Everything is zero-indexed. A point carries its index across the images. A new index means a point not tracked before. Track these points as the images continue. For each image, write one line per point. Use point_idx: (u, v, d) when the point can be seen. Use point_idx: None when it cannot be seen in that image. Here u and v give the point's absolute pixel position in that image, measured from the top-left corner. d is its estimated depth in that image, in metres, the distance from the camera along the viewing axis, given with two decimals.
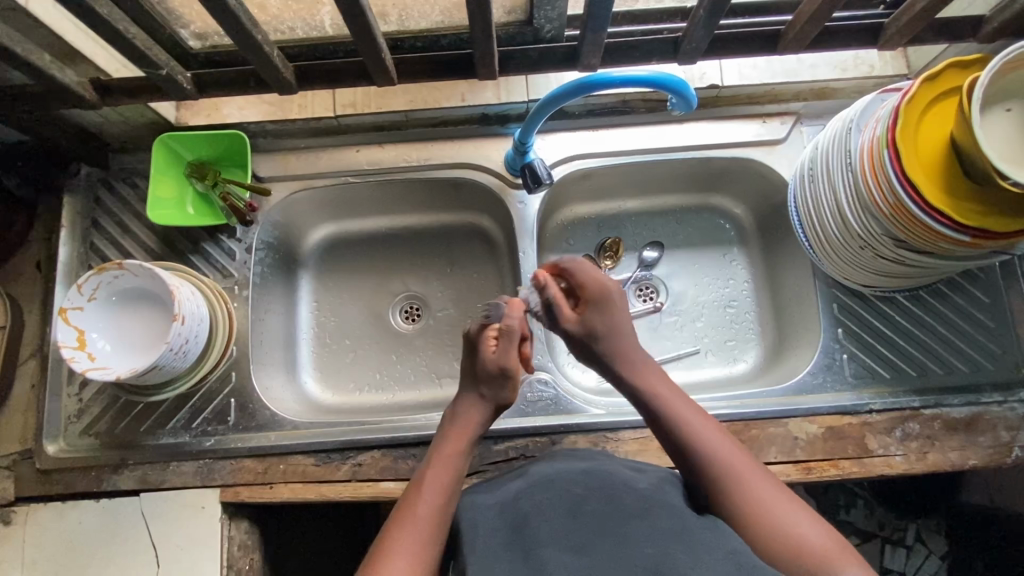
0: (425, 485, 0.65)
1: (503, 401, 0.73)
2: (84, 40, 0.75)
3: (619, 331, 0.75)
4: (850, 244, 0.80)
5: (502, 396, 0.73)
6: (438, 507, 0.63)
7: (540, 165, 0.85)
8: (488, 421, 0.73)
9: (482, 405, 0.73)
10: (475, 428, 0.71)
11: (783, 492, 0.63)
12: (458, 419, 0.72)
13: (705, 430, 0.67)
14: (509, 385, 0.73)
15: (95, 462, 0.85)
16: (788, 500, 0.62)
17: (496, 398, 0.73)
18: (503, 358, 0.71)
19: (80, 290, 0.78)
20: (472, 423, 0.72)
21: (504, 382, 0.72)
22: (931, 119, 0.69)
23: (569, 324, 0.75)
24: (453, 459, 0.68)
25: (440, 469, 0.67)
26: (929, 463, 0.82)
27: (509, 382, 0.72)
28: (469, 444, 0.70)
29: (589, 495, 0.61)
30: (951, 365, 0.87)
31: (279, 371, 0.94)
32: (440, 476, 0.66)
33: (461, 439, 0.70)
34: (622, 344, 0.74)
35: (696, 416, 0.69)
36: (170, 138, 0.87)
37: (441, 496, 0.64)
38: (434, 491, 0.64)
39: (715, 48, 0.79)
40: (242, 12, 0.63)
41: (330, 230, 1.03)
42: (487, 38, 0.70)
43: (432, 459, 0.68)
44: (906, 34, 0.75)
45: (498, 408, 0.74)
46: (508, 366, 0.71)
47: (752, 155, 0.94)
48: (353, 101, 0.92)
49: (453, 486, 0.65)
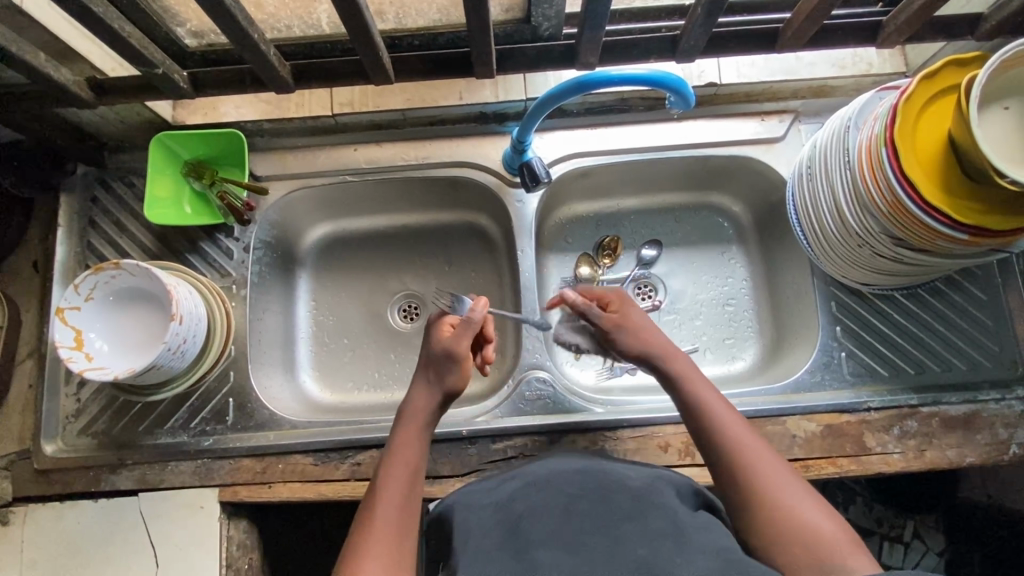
0: (386, 482, 0.64)
1: (452, 389, 0.72)
2: (80, 39, 0.75)
3: (651, 328, 0.78)
4: (848, 242, 0.80)
5: (452, 383, 0.72)
6: (400, 510, 0.62)
7: (538, 164, 0.85)
8: (436, 408, 0.71)
9: (432, 395, 0.71)
10: (426, 418, 0.70)
11: (808, 491, 0.61)
12: (413, 412, 0.70)
13: (730, 423, 0.67)
14: (459, 373, 0.72)
15: (93, 462, 0.85)
16: (813, 499, 0.60)
17: (446, 386, 0.72)
18: (459, 354, 0.72)
19: (77, 290, 0.78)
20: (422, 414, 0.71)
21: (455, 375, 0.72)
22: (929, 117, 0.69)
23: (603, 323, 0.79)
24: (411, 454, 0.67)
25: (403, 471, 0.65)
26: (927, 460, 0.83)
27: (456, 366, 0.72)
28: (422, 439, 0.69)
29: (584, 496, 0.61)
30: (949, 363, 0.87)
31: (277, 371, 0.94)
32: (399, 478, 0.65)
33: (417, 435, 0.69)
34: (656, 335, 0.77)
35: (721, 406, 0.69)
36: (166, 138, 0.86)
37: (403, 501, 0.63)
38: (398, 483, 0.64)
39: (713, 46, 0.78)
40: (237, 9, 0.63)
41: (328, 229, 1.03)
42: (485, 37, 0.70)
43: (390, 457, 0.67)
44: (905, 32, 0.75)
45: (449, 397, 0.72)
46: (456, 361, 0.71)
47: (750, 152, 0.94)
48: (350, 100, 0.92)
49: (414, 477, 0.66)
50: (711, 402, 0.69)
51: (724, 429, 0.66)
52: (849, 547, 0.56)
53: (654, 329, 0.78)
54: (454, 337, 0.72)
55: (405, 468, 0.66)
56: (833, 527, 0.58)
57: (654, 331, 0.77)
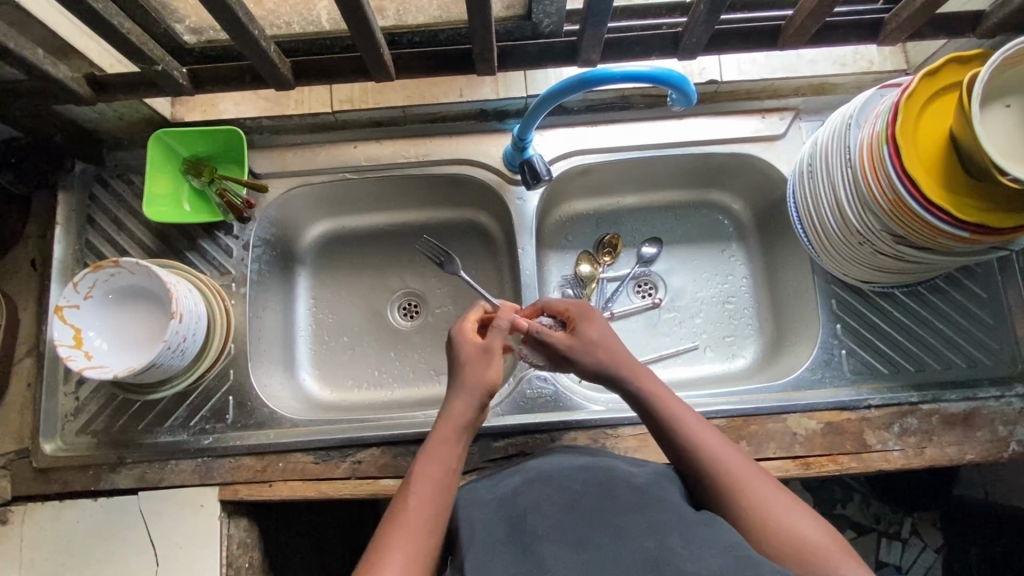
0: (419, 478, 0.62)
1: (491, 384, 0.70)
2: (79, 35, 0.74)
3: (609, 341, 0.74)
4: (848, 240, 0.80)
5: (489, 379, 0.70)
6: (431, 510, 0.60)
7: (539, 161, 0.85)
8: (477, 408, 0.69)
9: (471, 395, 0.69)
10: (466, 418, 0.68)
11: (798, 503, 0.61)
12: (453, 412, 0.68)
13: (706, 438, 0.66)
14: (494, 369, 0.71)
15: (92, 461, 0.84)
16: (804, 511, 0.60)
17: (484, 384, 0.70)
18: (493, 352, 0.72)
19: (76, 288, 0.77)
20: (463, 414, 0.68)
21: (490, 371, 0.71)
22: (930, 115, 0.69)
23: (560, 342, 0.75)
24: (447, 454, 0.64)
25: (437, 469, 0.63)
26: (927, 458, 0.83)
27: (492, 360, 0.72)
28: (460, 439, 0.67)
29: (588, 493, 0.61)
30: (949, 361, 0.87)
31: (277, 369, 0.94)
32: (431, 479, 0.62)
33: (456, 437, 0.66)
34: (618, 351, 0.73)
35: (696, 422, 0.67)
36: (165, 134, 0.85)
37: (435, 503, 0.61)
38: (431, 482, 0.62)
39: (714, 44, 0.78)
40: (238, 5, 0.62)
41: (326, 227, 1.03)
42: (487, 34, 0.70)
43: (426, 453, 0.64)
44: (907, 29, 0.75)
45: (487, 396, 0.70)
46: (490, 361, 0.71)
47: (751, 150, 0.94)
48: (350, 97, 0.92)
49: (449, 478, 0.63)
50: (694, 428, 0.67)
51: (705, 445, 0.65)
52: (843, 558, 0.56)
53: (612, 343, 0.74)
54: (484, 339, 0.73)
55: (441, 468, 0.63)
56: (834, 549, 0.57)
57: (613, 344, 0.74)
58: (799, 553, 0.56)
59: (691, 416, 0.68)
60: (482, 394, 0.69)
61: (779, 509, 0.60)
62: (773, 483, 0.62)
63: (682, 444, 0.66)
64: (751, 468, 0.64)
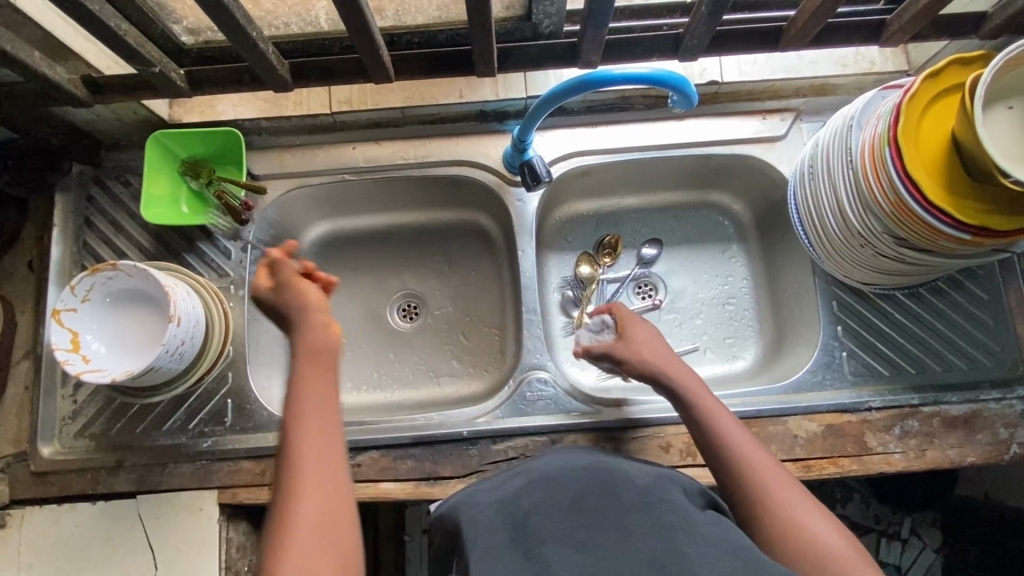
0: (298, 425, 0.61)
1: (318, 303, 0.70)
2: (76, 36, 0.74)
3: (653, 342, 0.79)
4: (849, 242, 0.80)
5: (310, 300, 0.70)
6: (322, 453, 0.59)
7: (539, 163, 0.84)
8: (328, 326, 0.69)
9: (305, 324, 0.68)
10: (320, 342, 0.67)
11: (815, 504, 0.61)
12: (300, 345, 0.67)
13: (733, 435, 0.68)
14: (309, 288, 0.71)
15: (90, 464, 0.84)
16: (820, 512, 0.60)
17: (310, 308, 0.69)
18: (301, 280, 0.71)
19: (73, 291, 0.76)
20: (318, 340, 0.68)
21: (307, 292, 0.70)
22: (933, 116, 0.69)
23: (611, 348, 0.80)
24: (315, 391, 0.64)
25: (314, 425, 0.61)
26: (928, 460, 0.83)
27: (300, 292, 0.70)
28: (325, 363, 0.67)
29: (591, 494, 0.61)
30: (950, 363, 0.87)
31: (276, 372, 0.94)
32: (313, 419, 0.62)
33: (317, 365, 0.66)
34: (661, 351, 0.78)
35: (726, 419, 0.70)
36: (164, 136, 0.85)
37: (321, 442, 0.60)
38: (313, 421, 0.62)
39: (715, 45, 0.78)
40: (236, 7, 0.62)
41: (325, 228, 1.02)
42: (486, 36, 0.69)
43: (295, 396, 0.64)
44: (908, 31, 0.74)
45: (326, 313, 0.70)
46: (297, 289, 0.70)
47: (751, 151, 0.94)
48: (349, 99, 0.91)
49: (328, 410, 0.63)
50: (725, 424, 0.69)
51: (731, 442, 0.68)
52: (852, 558, 0.56)
53: (656, 344, 0.79)
54: (274, 282, 0.72)
55: (313, 405, 0.63)
56: (846, 550, 0.57)
57: (654, 345, 0.78)
58: (808, 549, 0.57)
59: (722, 413, 0.71)
60: (318, 320, 0.68)
61: (795, 505, 0.61)
62: (793, 482, 0.63)
63: (711, 439, 0.69)
64: (773, 466, 0.65)
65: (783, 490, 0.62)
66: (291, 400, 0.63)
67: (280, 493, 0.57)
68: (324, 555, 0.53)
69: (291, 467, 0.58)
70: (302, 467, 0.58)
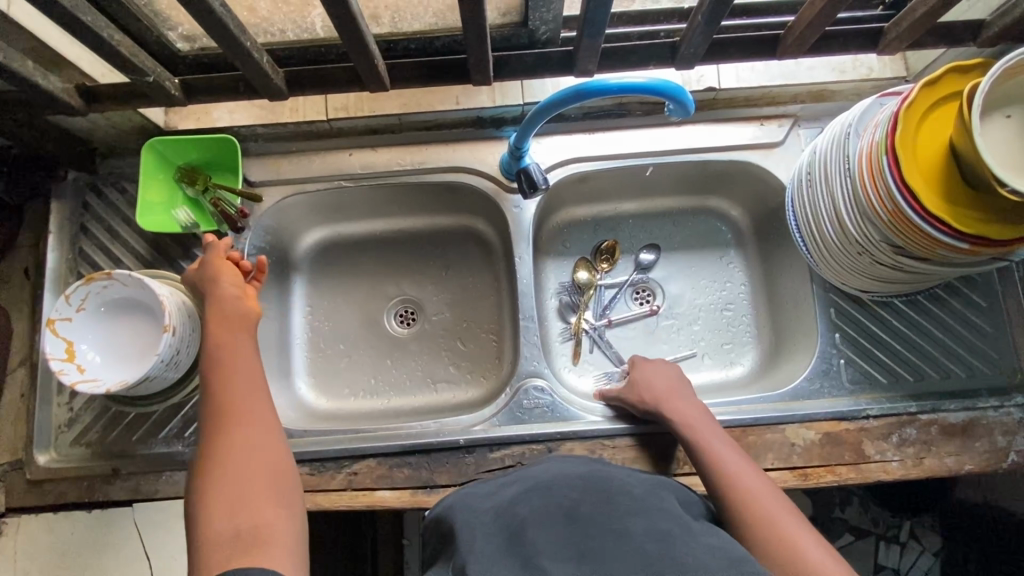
0: (229, 377, 0.67)
1: (231, 282, 0.75)
2: (70, 44, 0.74)
3: (659, 380, 0.84)
4: (847, 250, 0.80)
5: (224, 275, 0.75)
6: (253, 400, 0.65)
7: (535, 170, 0.84)
8: (240, 301, 0.74)
9: (220, 295, 0.74)
10: (233, 312, 0.73)
11: (798, 515, 0.64)
12: (217, 312, 0.73)
13: (724, 454, 0.72)
14: (228, 266, 0.77)
15: (86, 473, 0.84)
16: (800, 521, 0.63)
17: (224, 281, 0.75)
18: (223, 262, 0.77)
19: (68, 301, 0.77)
20: (232, 311, 0.73)
21: (224, 271, 0.76)
22: (930, 124, 0.68)
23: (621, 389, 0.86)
24: (241, 350, 0.70)
25: (234, 365, 0.68)
26: (925, 468, 0.82)
27: (215, 272, 0.76)
28: (246, 326, 0.73)
29: (587, 504, 0.60)
30: (948, 370, 0.87)
31: (273, 378, 0.94)
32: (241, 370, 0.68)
33: (239, 329, 0.72)
34: (667, 388, 0.82)
35: (718, 439, 0.75)
36: (159, 143, 0.85)
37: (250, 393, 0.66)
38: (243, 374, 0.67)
39: (713, 52, 0.78)
40: (228, 17, 0.62)
41: (322, 234, 1.02)
42: (482, 44, 0.69)
43: (224, 352, 0.69)
44: (906, 39, 0.74)
45: (241, 295, 0.75)
46: (217, 268, 0.76)
47: (748, 157, 0.93)
48: (345, 105, 0.91)
49: (254, 366, 0.69)
50: (714, 443, 0.74)
51: (721, 459, 0.72)
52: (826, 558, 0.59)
53: (665, 382, 0.83)
54: (201, 262, 0.78)
55: (242, 360, 0.69)
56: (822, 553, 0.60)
57: (657, 381, 0.83)
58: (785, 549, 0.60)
59: (715, 435, 0.75)
60: (231, 290, 0.74)
61: (777, 513, 0.64)
62: (778, 495, 0.67)
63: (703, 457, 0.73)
64: (760, 481, 0.69)
65: (776, 509, 0.65)
66: (208, 350, 0.69)
67: (213, 426, 0.63)
68: (259, 467, 0.60)
69: (219, 398, 0.65)
70: (231, 403, 0.64)
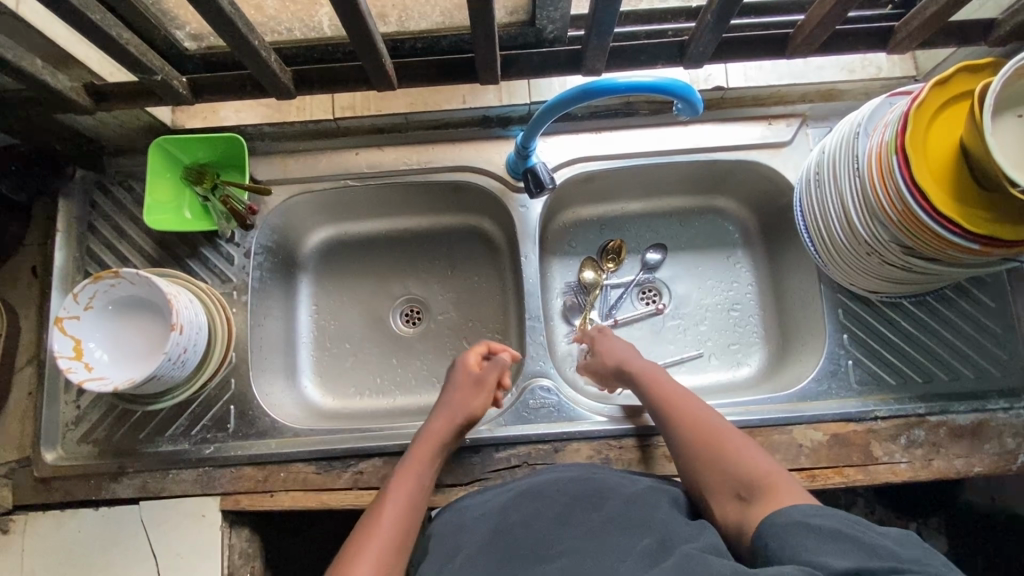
0: (390, 496, 0.70)
1: (475, 412, 0.79)
2: (79, 44, 0.74)
3: (616, 341, 0.86)
4: (855, 250, 0.79)
5: (473, 409, 0.79)
6: (401, 520, 0.67)
7: (542, 169, 0.85)
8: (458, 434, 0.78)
9: (452, 416, 0.78)
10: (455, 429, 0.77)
11: (756, 447, 0.67)
12: (429, 430, 0.77)
13: (676, 395, 0.75)
14: (482, 399, 0.80)
15: (94, 471, 0.84)
16: (759, 450, 0.67)
17: (467, 410, 0.78)
18: (484, 385, 0.81)
19: (76, 299, 0.76)
20: (442, 436, 0.76)
21: (480, 397, 0.80)
22: (941, 123, 0.68)
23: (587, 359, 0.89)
24: (422, 472, 0.73)
25: (410, 487, 0.71)
26: (933, 470, 0.82)
27: (479, 395, 0.80)
28: (437, 458, 0.76)
29: (577, 507, 0.64)
30: (957, 371, 0.86)
31: (279, 377, 0.94)
32: (411, 491, 0.71)
33: (433, 455, 0.75)
34: (622, 346, 0.85)
35: (669, 384, 0.77)
36: (165, 142, 0.85)
37: (404, 515, 0.68)
38: (408, 494, 0.70)
39: (722, 51, 0.77)
40: (236, 16, 0.62)
41: (329, 233, 1.02)
42: (490, 43, 0.69)
43: (406, 466, 0.73)
44: (918, 38, 0.73)
45: (469, 421, 0.79)
46: (478, 392, 0.80)
47: (756, 157, 0.93)
48: (352, 104, 0.91)
49: (422, 492, 0.72)
50: (667, 387, 0.76)
51: (674, 401, 0.74)
52: (787, 480, 0.62)
53: (620, 342, 0.86)
54: (480, 371, 0.82)
55: (416, 485, 0.71)
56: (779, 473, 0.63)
57: (614, 342, 0.86)
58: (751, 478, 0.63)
59: (665, 378, 0.78)
60: (461, 420, 0.77)
61: (736, 445, 0.67)
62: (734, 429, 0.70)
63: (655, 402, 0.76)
64: (712, 415, 0.72)
65: (736, 443, 0.67)
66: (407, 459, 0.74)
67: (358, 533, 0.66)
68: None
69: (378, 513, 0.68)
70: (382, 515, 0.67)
